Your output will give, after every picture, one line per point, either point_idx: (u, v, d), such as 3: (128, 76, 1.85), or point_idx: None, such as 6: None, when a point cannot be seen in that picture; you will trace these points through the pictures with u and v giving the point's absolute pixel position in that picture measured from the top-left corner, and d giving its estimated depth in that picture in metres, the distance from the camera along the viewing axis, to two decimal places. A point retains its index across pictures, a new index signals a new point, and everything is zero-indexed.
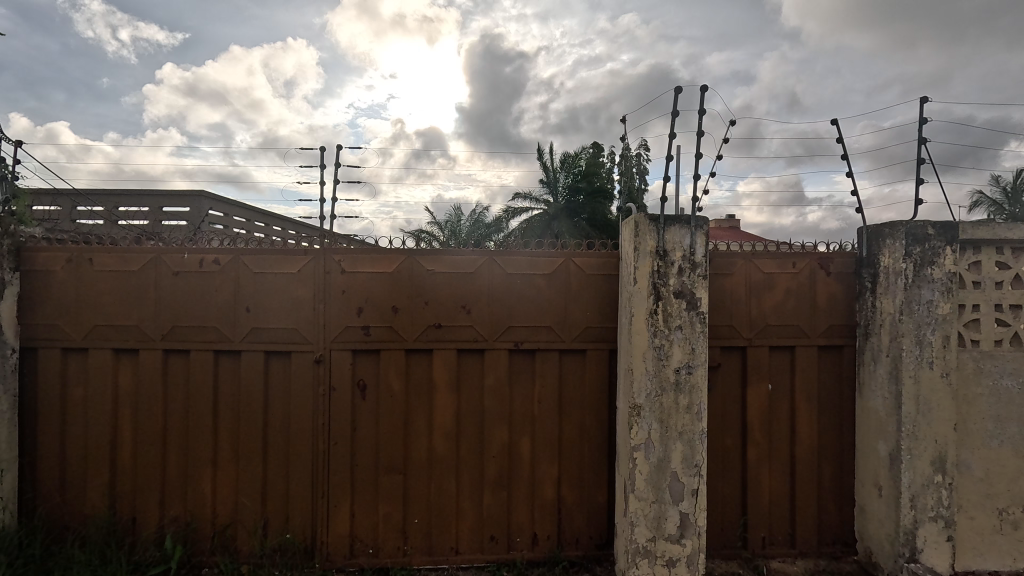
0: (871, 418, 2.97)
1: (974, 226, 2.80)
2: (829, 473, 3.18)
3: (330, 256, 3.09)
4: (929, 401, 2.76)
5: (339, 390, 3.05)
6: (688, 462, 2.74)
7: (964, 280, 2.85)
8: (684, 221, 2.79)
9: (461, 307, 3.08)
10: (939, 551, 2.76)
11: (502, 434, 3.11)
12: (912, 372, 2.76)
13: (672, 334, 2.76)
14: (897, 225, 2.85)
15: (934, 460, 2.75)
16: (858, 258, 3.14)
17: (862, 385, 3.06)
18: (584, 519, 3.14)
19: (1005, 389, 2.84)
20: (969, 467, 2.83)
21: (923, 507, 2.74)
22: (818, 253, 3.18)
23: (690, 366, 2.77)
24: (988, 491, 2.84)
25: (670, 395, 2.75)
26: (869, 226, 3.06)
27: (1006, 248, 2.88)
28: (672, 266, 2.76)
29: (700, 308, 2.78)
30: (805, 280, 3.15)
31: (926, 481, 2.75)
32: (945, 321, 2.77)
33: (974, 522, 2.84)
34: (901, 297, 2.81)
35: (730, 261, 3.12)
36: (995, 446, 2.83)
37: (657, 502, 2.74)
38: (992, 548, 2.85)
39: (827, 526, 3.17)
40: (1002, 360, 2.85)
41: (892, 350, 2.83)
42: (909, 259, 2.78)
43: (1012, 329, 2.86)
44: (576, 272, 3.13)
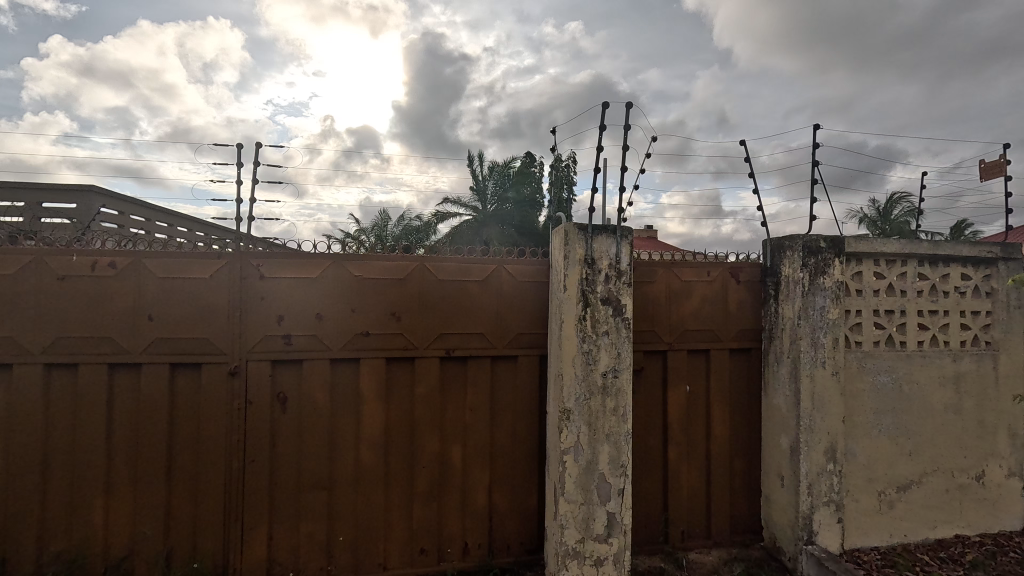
0: (776, 415, 3.24)
1: (857, 240, 3.17)
2: (740, 467, 3.43)
3: (248, 260, 2.88)
4: (823, 398, 3.06)
5: (256, 404, 2.85)
6: (614, 463, 2.85)
7: (850, 289, 3.20)
8: (610, 231, 2.91)
9: (391, 315, 3.00)
10: (831, 532, 3.06)
11: (433, 445, 3.05)
12: (809, 372, 3.05)
13: (599, 339, 2.86)
14: (795, 238, 3.15)
15: (826, 450, 3.05)
16: (763, 268, 3.44)
17: (768, 384, 3.34)
18: (515, 524, 3.15)
19: (882, 384, 3.22)
20: (855, 455, 3.17)
21: (818, 494, 3.03)
22: (729, 264, 3.43)
23: (616, 370, 2.88)
24: (870, 476, 3.20)
25: (597, 399, 2.85)
26: (772, 239, 3.35)
27: (882, 261, 3.27)
28: (599, 273, 2.87)
29: (625, 314, 2.91)
30: (718, 288, 3.40)
31: (820, 470, 3.04)
32: (835, 325, 3.09)
33: (860, 504, 3.18)
34: (799, 304, 3.09)
35: (652, 269, 3.29)
36: (875, 435, 3.20)
37: (586, 504, 2.82)
38: (873, 527, 3.20)
39: (738, 517, 3.41)
40: (880, 359, 3.22)
41: (792, 352, 3.11)
42: (806, 269, 3.08)
43: (887, 332, 3.25)
44: (508, 280, 3.16)
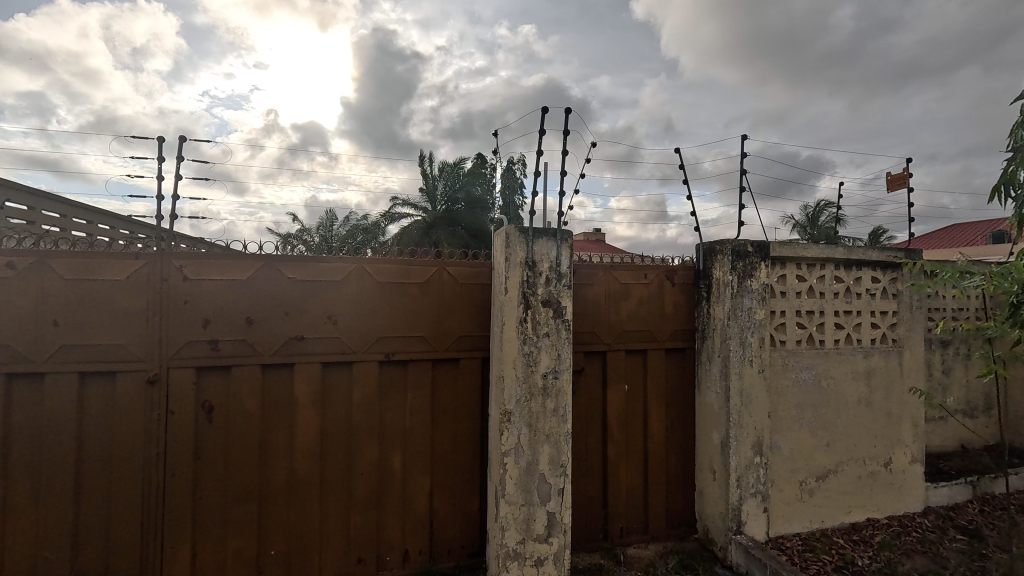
0: (708, 411, 3.39)
1: (780, 246, 3.36)
2: (676, 462, 3.57)
3: (169, 261, 2.71)
4: (750, 394, 3.22)
5: (179, 414, 2.68)
6: (554, 463, 2.89)
7: (775, 291, 3.40)
8: (551, 234, 2.95)
9: (327, 319, 2.91)
10: (758, 521, 3.23)
11: (372, 451, 2.98)
12: (737, 370, 3.21)
13: (539, 341, 2.89)
14: (726, 243, 3.30)
15: (754, 444, 3.22)
16: (697, 271, 3.59)
17: (701, 382, 3.49)
18: (457, 529, 3.13)
19: (803, 380, 3.43)
20: (779, 448, 3.36)
21: (746, 485, 3.20)
22: (665, 267, 3.56)
23: (556, 372, 2.93)
24: (793, 467, 3.40)
25: (538, 400, 2.88)
26: (705, 243, 3.50)
27: (803, 264, 3.50)
28: (540, 276, 2.90)
29: (565, 316, 2.96)
30: (655, 290, 3.51)
31: (748, 463, 3.21)
32: (761, 325, 3.27)
33: (784, 493, 3.37)
34: (729, 305, 3.25)
35: (592, 272, 3.36)
36: (797, 428, 3.41)
37: (526, 505, 2.84)
38: (796, 515, 3.41)
39: (674, 511, 3.54)
40: (801, 357, 3.44)
41: (723, 351, 3.27)
42: (735, 272, 3.25)
43: (808, 331, 3.47)
44: (449, 282, 3.14)
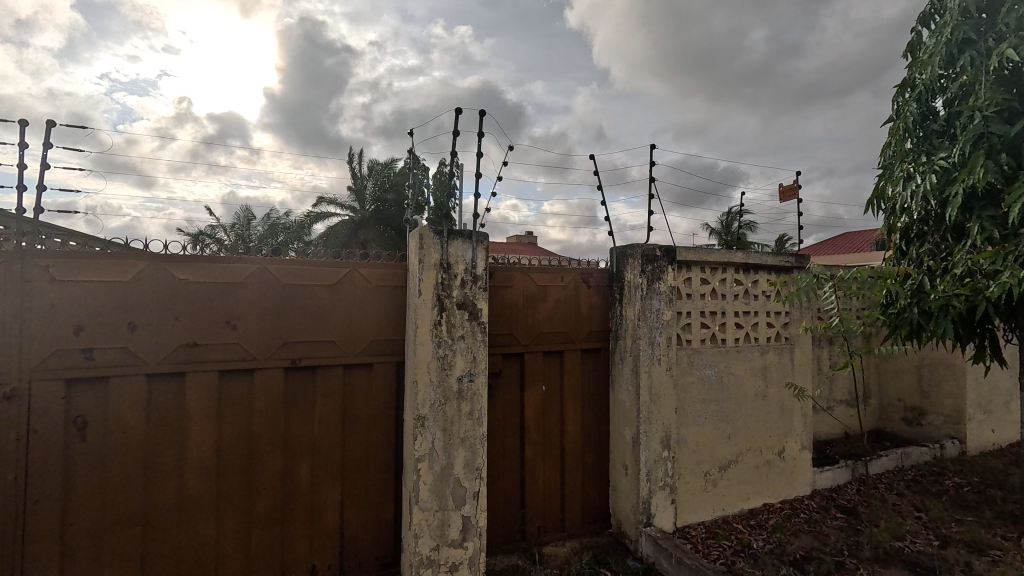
0: (621, 409, 3.52)
1: (686, 250, 3.56)
2: (592, 460, 3.67)
3: (32, 259, 2.39)
4: (659, 391, 3.38)
5: (44, 433, 2.38)
6: (469, 467, 2.87)
7: (681, 292, 3.59)
8: (466, 235, 2.93)
9: (225, 323, 2.71)
10: (666, 513, 3.39)
11: (276, 463, 2.81)
12: (647, 368, 3.35)
13: (454, 344, 2.86)
14: (636, 247, 3.45)
15: (662, 438, 3.38)
16: (611, 274, 3.72)
17: (615, 381, 3.61)
18: (369, 540, 3.03)
19: (707, 377, 3.65)
20: (685, 441, 3.55)
21: (655, 479, 3.34)
22: (581, 269, 3.65)
23: (471, 375, 2.91)
24: (697, 459, 3.61)
25: (453, 404, 2.85)
26: (618, 247, 3.63)
27: (707, 268, 3.72)
28: (455, 278, 2.87)
29: (480, 319, 2.96)
30: (571, 292, 3.60)
31: (657, 457, 3.35)
32: (669, 325, 3.44)
33: (690, 485, 3.56)
34: (639, 306, 3.39)
35: (510, 274, 3.38)
36: (702, 422, 3.62)
37: (441, 510, 2.80)
38: (701, 504, 3.61)
39: (590, 507, 3.64)
40: (705, 355, 3.65)
41: (633, 351, 3.40)
42: (644, 275, 3.39)
43: (711, 330, 3.69)
44: (362, 284, 3.03)
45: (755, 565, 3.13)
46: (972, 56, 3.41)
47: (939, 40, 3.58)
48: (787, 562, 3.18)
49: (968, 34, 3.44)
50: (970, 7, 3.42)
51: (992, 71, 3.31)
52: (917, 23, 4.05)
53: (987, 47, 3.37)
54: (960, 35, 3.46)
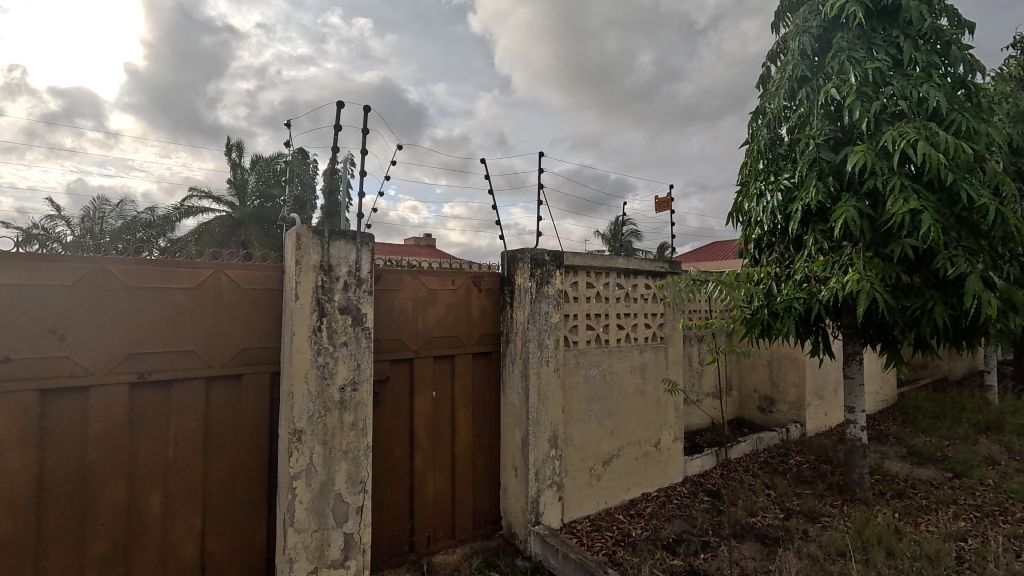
0: (511, 411, 3.56)
1: (573, 255, 3.71)
2: (483, 464, 3.67)
3: None
4: (547, 392, 3.47)
5: None
6: (352, 481, 2.72)
7: (568, 296, 3.73)
8: (349, 236, 2.77)
9: (50, 333, 2.28)
10: (554, 510, 3.49)
11: (118, 494, 2.43)
12: (536, 370, 3.42)
13: (336, 351, 2.69)
14: (526, 251, 3.51)
15: (550, 438, 3.47)
16: (502, 277, 3.75)
17: (505, 383, 3.65)
18: (236, 570, 2.75)
19: (592, 376, 3.82)
20: (572, 439, 3.68)
21: (544, 478, 3.42)
22: (472, 273, 3.65)
23: (355, 383, 2.76)
24: (583, 455, 3.76)
25: (333, 415, 2.67)
26: (509, 251, 3.67)
27: (592, 272, 3.91)
28: (337, 281, 2.70)
29: (365, 324, 2.82)
30: (462, 296, 3.57)
31: (545, 456, 3.44)
32: (556, 328, 3.55)
33: (576, 481, 3.70)
34: (529, 309, 3.45)
35: (398, 277, 3.26)
36: (587, 420, 3.78)
37: (320, 530, 2.61)
38: (587, 499, 3.77)
39: (480, 511, 3.64)
40: (590, 355, 3.83)
41: (523, 353, 3.45)
42: (533, 278, 3.47)
43: (596, 332, 3.88)
44: (228, 288, 2.74)
45: (633, 552, 3.33)
46: (807, 92, 3.96)
47: (782, 76, 4.12)
48: (661, 546, 3.43)
49: (804, 73, 3.99)
50: (806, 49, 3.97)
51: (822, 105, 3.88)
52: (767, 59, 4.62)
53: (818, 86, 3.94)
54: (798, 73, 4.00)
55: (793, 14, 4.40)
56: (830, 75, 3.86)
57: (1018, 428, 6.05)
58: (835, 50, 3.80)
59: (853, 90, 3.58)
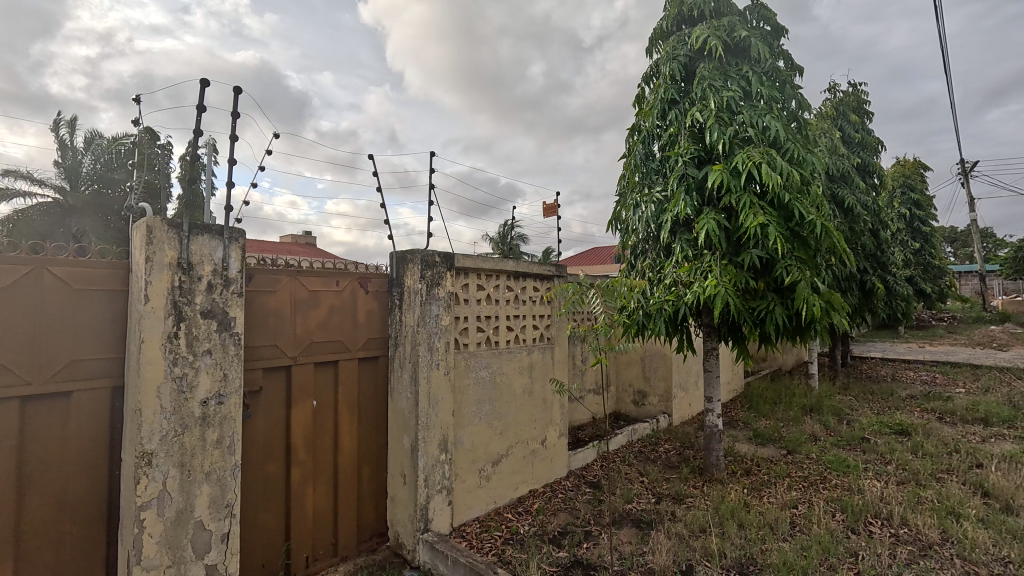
0: (399, 418, 3.44)
1: (464, 257, 3.69)
2: (368, 474, 3.51)
3: None
4: (437, 396, 3.40)
5: None
6: (216, 505, 2.44)
7: (459, 298, 3.71)
8: (215, 231, 2.48)
9: None
10: (443, 515, 3.44)
11: None
12: (425, 374, 3.34)
13: (197, 360, 2.38)
14: (416, 251, 3.42)
15: (439, 442, 3.41)
16: (390, 279, 3.62)
17: (393, 389, 3.52)
18: None
19: (482, 378, 3.84)
20: (462, 442, 3.66)
21: (433, 484, 3.36)
22: (358, 274, 3.47)
23: (220, 396, 2.47)
24: (473, 458, 3.76)
25: (193, 432, 2.36)
26: (398, 251, 3.55)
27: (482, 274, 3.94)
28: (198, 281, 2.40)
29: (233, 329, 2.54)
30: (347, 298, 3.37)
31: (435, 462, 3.37)
32: (447, 330, 3.51)
33: (466, 483, 3.69)
34: (418, 312, 3.36)
35: (274, 277, 2.99)
36: (477, 421, 3.79)
37: (174, 565, 2.29)
38: (476, 501, 3.77)
39: (365, 524, 3.48)
40: (481, 357, 3.84)
41: (413, 357, 3.36)
42: (424, 280, 3.39)
43: (486, 334, 3.91)
44: (54, 287, 2.28)
45: (521, 549, 3.40)
46: (676, 113, 4.37)
47: (656, 97, 4.50)
48: (548, 540, 3.55)
49: (674, 96, 4.40)
50: (675, 75, 4.38)
51: (688, 127, 4.30)
52: (642, 80, 5.02)
53: (685, 109, 4.37)
54: (669, 96, 4.40)
55: (664, 42, 4.83)
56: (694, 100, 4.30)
57: (832, 409, 7.27)
58: (698, 78, 4.25)
59: (713, 116, 4.03)
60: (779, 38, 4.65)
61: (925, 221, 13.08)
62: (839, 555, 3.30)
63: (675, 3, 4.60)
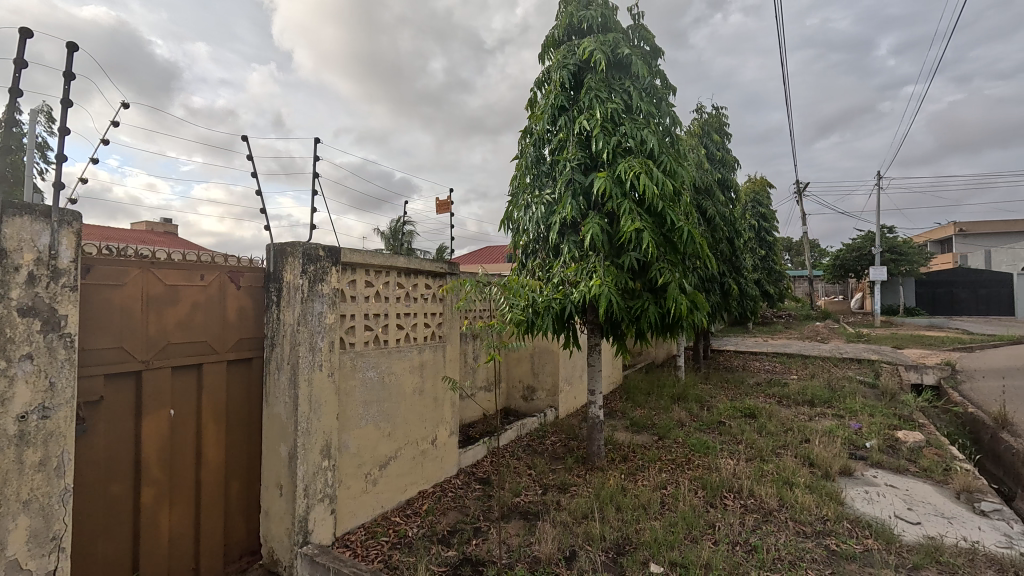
0: (275, 424, 3.18)
1: (351, 252, 3.50)
2: (238, 487, 3.20)
3: None
4: (319, 400, 3.19)
5: None
6: (38, 539, 2.05)
7: (345, 295, 3.51)
8: (38, 211, 2.07)
9: None
10: (324, 526, 3.24)
11: None
12: (306, 376, 3.11)
13: (12, 366, 1.97)
14: (297, 244, 3.16)
15: (321, 449, 3.20)
16: (266, 273, 3.32)
17: (268, 393, 3.24)
18: None
19: (369, 379, 3.68)
20: (347, 447, 3.48)
21: (313, 493, 3.14)
22: (227, 267, 3.13)
23: (44, 409, 2.07)
24: (358, 462, 3.59)
25: (6, 454, 1.96)
26: (276, 243, 3.25)
27: (371, 271, 3.77)
28: (14, 272, 1.99)
29: (63, 329, 2.14)
30: (213, 294, 3.03)
31: (316, 469, 3.16)
32: (331, 329, 3.31)
33: (350, 490, 3.51)
34: (299, 309, 3.12)
35: (121, 269, 2.59)
36: (363, 425, 3.62)
37: None
38: (362, 507, 3.61)
39: (233, 542, 3.16)
40: (368, 357, 3.68)
41: (292, 358, 3.10)
42: (305, 276, 3.15)
43: (374, 333, 3.75)
44: None
45: (409, 553, 3.32)
46: (565, 120, 4.56)
47: (547, 103, 4.66)
48: (437, 541, 3.51)
49: (563, 103, 4.59)
50: (565, 83, 4.56)
51: (576, 134, 4.52)
52: (534, 85, 5.16)
53: (573, 116, 4.58)
54: (559, 102, 4.58)
55: (555, 50, 5.02)
56: (582, 109, 4.52)
57: (695, 397, 8.13)
58: (586, 88, 4.47)
59: (599, 125, 4.27)
60: (656, 59, 5.07)
61: (769, 232, 15.15)
62: (700, 527, 3.69)
63: (566, 13, 4.80)
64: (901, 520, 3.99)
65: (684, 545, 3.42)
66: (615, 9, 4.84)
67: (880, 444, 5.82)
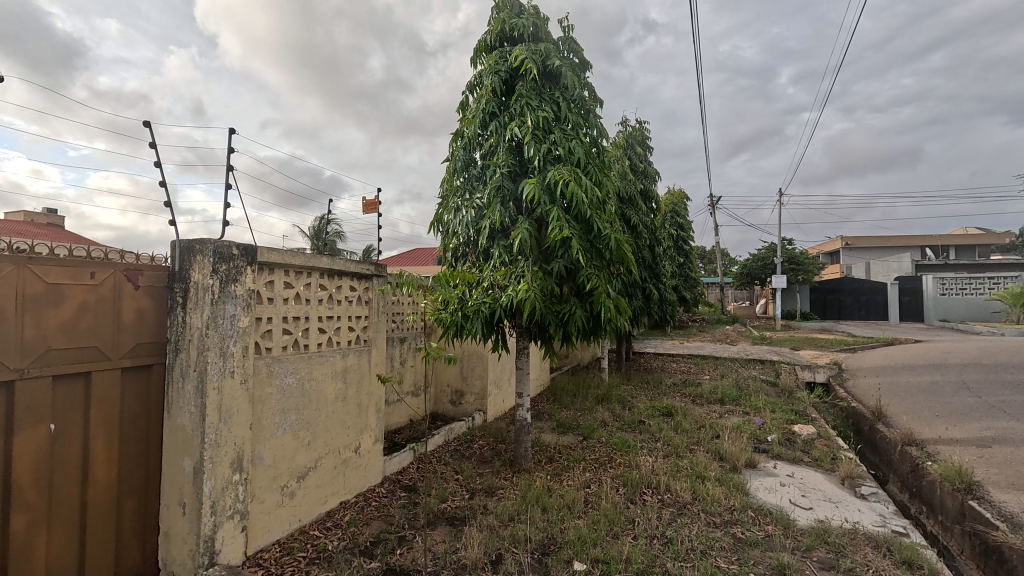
0: (178, 436, 2.91)
1: (269, 251, 3.30)
2: (132, 507, 2.90)
3: None
4: (230, 408, 2.97)
5: None
6: None
7: (261, 297, 3.30)
8: None
9: None
10: (234, 544, 3.02)
11: None
12: (216, 384, 2.88)
13: None
14: (206, 241, 2.93)
15: (232, 461, 2.98)
16: (169, 272, 3.04)
17: (170, 403, 2.96)
18: None
19: (287, 386, 3.48)
20: (260, 458, 3.26)
21: (222, 510, 2.91)
22: (123, 264, 2.84)
23: None
24: (273, 475, 3.38)
25: None
26: (181, 240, 2.99)
27: (291, 271, 3.58)
28: None
29: None
30: (106, 294, 2.73)
31: (225, 484, 2.93)
32: (244, 333, 3.09)
33: (264, 504, 3.29)
34: (207, 312, 2.89)
35: None
36: (279, 434, 3.41)
37: None
38: (276, 522, 3.39)
39: (125, 569, 2.86)
40: (286, 363, 3.47)
41: (199, 365, 2.86)
42: (216, 275, 2.92)
43: (293, 337, 3.55)
44: None
45: (329, 567, 3.17)
46: (496, 125, 4.60)
47: (478, 107, 4.67)
48: (359, 553, 3.38)
49: (494, 108, 4.62)
50: (496, 89, 4.60)
51: (506, 140, 4.56)
52: (466, 88, 5.15)
53: (504, 121, 4.61)
54: (490, 107, 4.60)
55: (487, 55, 5.04)
56: (513, 115, 4.58)
57: (618, 397, 8.46)
58: (517, 95, 4.53)
59: (529, 132, 4.34)
60: (584, 72, 5.25)
61: (685, 241, 16.15)
62: (621, 523, 3.84)
63: (498, 20, 4.84)
64: (796, 506, 4.40)
65: (606, 541, 3.54)
66: (546, 19, 4.97)
67: (779, 438, 6.38)
